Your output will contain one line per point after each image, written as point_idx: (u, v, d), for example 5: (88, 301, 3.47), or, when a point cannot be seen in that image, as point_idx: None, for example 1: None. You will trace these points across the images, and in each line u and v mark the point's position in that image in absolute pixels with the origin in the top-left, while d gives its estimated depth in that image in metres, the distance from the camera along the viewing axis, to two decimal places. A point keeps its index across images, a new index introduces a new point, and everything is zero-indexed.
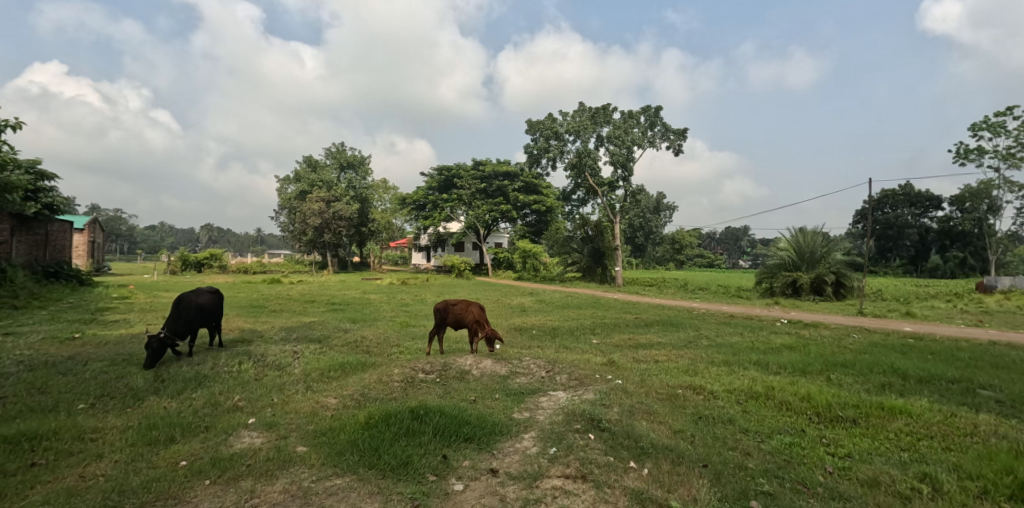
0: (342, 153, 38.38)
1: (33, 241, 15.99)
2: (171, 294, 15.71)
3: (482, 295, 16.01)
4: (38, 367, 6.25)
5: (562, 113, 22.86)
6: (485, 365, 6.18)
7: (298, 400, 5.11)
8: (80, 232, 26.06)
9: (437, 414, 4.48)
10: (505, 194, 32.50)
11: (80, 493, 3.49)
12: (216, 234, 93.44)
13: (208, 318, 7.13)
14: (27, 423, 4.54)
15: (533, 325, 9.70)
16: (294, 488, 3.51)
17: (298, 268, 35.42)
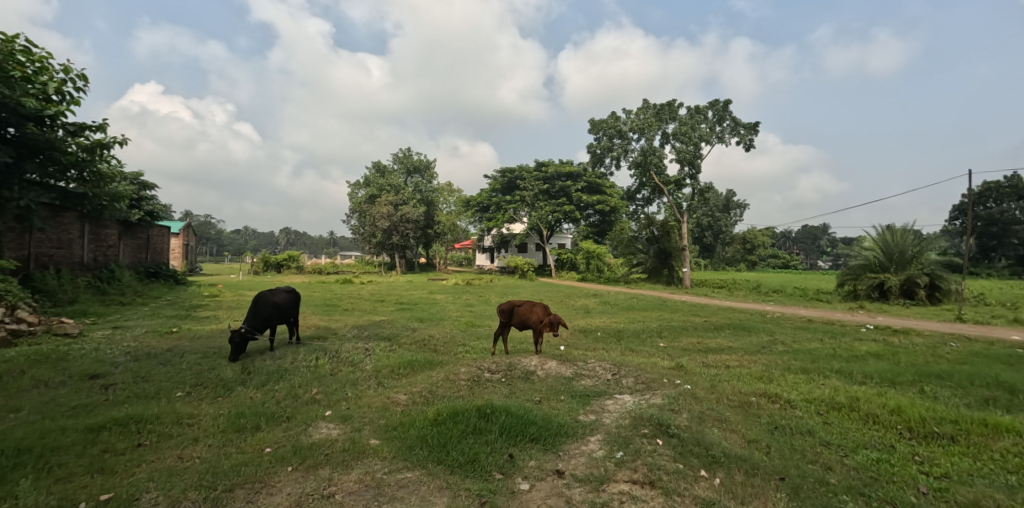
0: (408, 157, 39.80)
1: (139, 244, 17.75)
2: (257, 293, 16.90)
3: (547, 297, 16.04)
4: (142, 358, 6.92)
5: (625, 111, 22.42)
6: (550, 366, 6.15)
7: (370, 395, 5.31)
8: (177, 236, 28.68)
9: (503, 414, 4.51)
10: (568, 194, 32.26)
11: (179, 473, 3.82)
12: (294, 238, 99.59)
13: (285, 314, 7.56)
14: (134, 408, 5.04)
15: (598, 326, 9.55)
16: (368, 479, 3.65)
17: (367, 268, 37.05)
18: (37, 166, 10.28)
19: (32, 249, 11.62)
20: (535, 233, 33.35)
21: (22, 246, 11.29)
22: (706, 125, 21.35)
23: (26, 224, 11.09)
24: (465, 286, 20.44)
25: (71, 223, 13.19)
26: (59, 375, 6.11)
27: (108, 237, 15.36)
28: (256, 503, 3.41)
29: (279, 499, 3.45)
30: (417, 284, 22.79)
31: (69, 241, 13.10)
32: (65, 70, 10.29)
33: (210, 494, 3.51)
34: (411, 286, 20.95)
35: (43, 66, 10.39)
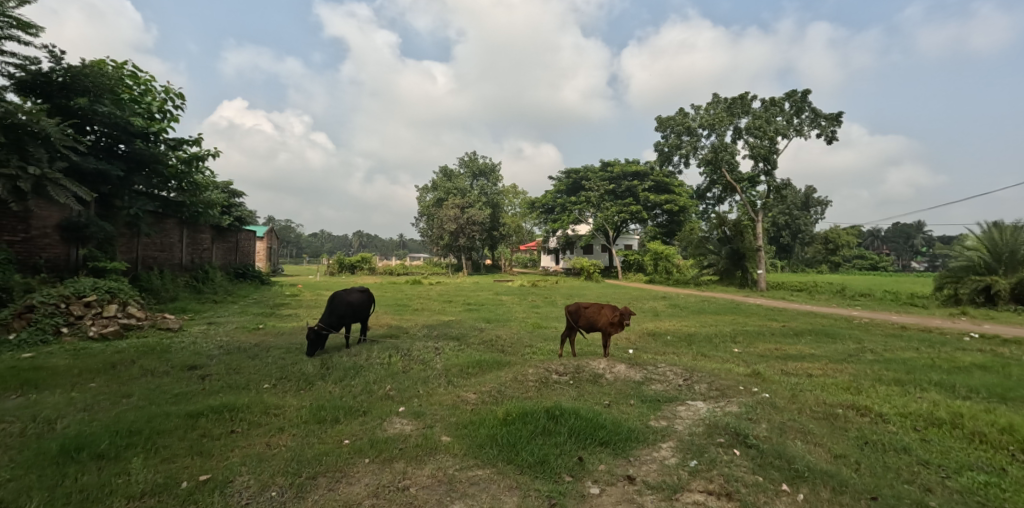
0: (473, 161, 40.66)
1: (229, 247, 19.25)
2: None
3: (616, 299, 15.78)
4: (233, 351, 7.50)
5: (695, 107, 21.65)
6: (619, 370, 6.04)
7: (440, 393, 5.45)
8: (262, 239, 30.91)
9: (572, 416, 4.48)
10: (635, 194, 31.56)
11: (268, 459, 4.11)
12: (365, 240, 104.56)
13: (359, 313, 7.91)
14: (227, 397, 5.47)
15: (668, 330, 9.27)
16: (440, 474, 3.75)
17: (435, 270, 38.13)
18: (144, 178, 11.44)
19: (140, 252, 12.92)
20: (600, 234, 32.93)
21: (132, 250, 12.58)
22: (783, 118, 20.19)
23: (135, 230, 12.35)
24: (532, 288, 20.49)
25: (172, 228, 14.54)
26: (164, 365, 6.75)
27: (203, 241, 16.78)
28: (337, 491, 3.59)
29: (358, 488, 3.61)
30: (484, 283, 24.26)
31: (170, 244, 14.44)
32: (165, 91, 11.43)
33: (295, 480, 3.75)
34: (479, 287, 21.37)
35: (147, 88, 11.59)
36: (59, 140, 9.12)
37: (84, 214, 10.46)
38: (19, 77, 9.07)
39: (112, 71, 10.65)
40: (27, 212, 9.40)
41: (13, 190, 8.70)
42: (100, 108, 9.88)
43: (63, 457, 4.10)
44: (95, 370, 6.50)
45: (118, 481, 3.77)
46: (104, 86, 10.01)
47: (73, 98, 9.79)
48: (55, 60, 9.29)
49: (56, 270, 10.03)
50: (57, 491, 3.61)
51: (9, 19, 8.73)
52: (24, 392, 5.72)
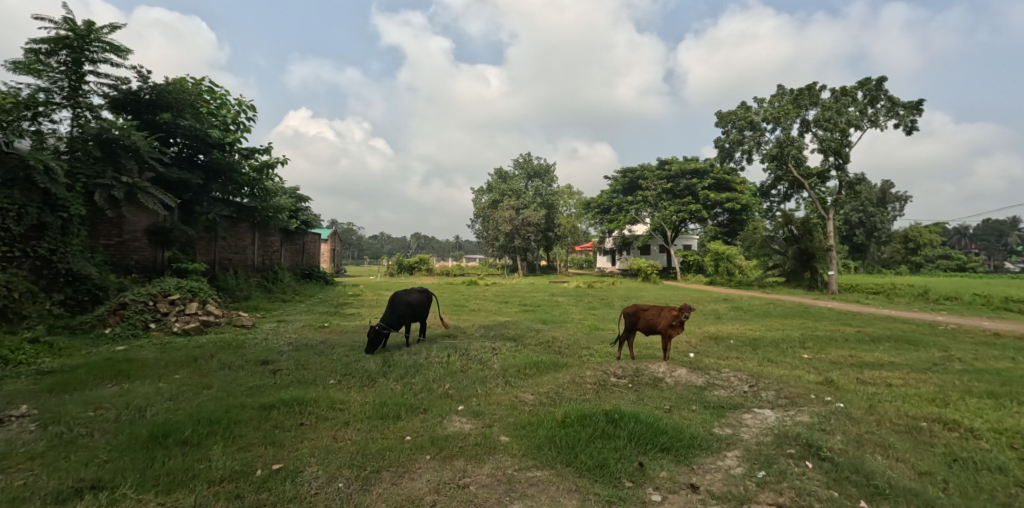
0: (528, 162, 40.93)
1: (297, 249, 20.29)
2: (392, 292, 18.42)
3: (676, 301, 15.38)
4: (302, 348, 7.90)
5: (758, 100, 20.70)
6: (679, 374, 5.88)
7: (498, 393, 5.50)
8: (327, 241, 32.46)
9: (632, 421, 4.39)
10: (694, 193, 30.58)
11: (335, 452, 4.30)
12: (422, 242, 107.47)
13: (418, 313, 8.12)
14: (297, 391, 5.78)
15: (732, 333, 8.91)
16: (499, 474, 3.79)
17: (491, 271, 38.58)
18: (221, 185, 12.28)
19: (217, 254, 13.87)
20: (657, 234, 32.17)
21: (211, 252, 13.53)
22: (855, 108, 18.95)
23: (213, 233, 13.28)
24: (588, 289, 20.32)
25: (246, 232, 15.51)
26: (240, 360, 7.22)
27: (273, 243, 17.80)
28: (400, 486, 3.71)
29: (420, 484, 3.72)
30: (540, 283, 25.36)
31: (244, 246, 15.41)
32: (238, 103, 12.21)
33: (360, 473, 3.90)
34: (534, 288, 21.41)
35: (223, 102, 12.42)
36: (147, 151, 9.95)
37: (169, 219, 11.36)
38: (112, 96, 9.98)
39: (192, 87, 11.50)
40: (121, 218, 10.32)
41: (108, 198, 9.58)
42: (182, 122, 10.69)
43: (153, 442, 4.47)
44: (179, 363, 7.04)
45: (200, 466, 4.07)
46: (185, 101, 10.81)
47: (159, 113, 10.65)
48: (142, 79, 10.15)
49: (145, 270, 10.95)
50: (148, 473, 3.95)
51: (103, 44, 9.63)
52: (120, 382, 6.29)
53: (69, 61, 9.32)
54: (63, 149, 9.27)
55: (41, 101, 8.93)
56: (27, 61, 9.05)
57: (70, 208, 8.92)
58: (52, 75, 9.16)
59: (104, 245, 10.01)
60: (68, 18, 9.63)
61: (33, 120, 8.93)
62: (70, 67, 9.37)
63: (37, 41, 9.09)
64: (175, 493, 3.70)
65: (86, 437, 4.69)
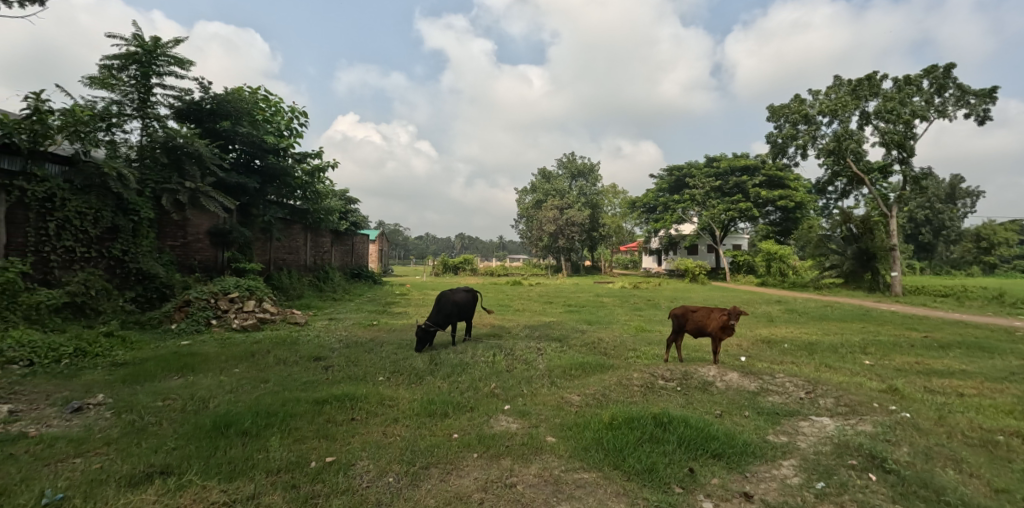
0: (572, 161, 40.77)
1: (346, 250, 20.96)
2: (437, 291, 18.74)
3: (728, 303, 14.91)
4: (352, 345, 8.15)
5: (813, 92, 19.80)
6: (731, 378, 5.70)
7: (544, 394, 5.50)
8: (375, 242, 33.43)
9: (681, 425, 4.30)
10: (744, 191, 29.56)
11: (385, 447, 4.43)
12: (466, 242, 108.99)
13: (464, 312, 8.22)
14: (349, 387, 5.98)
15: (786, 337, 8.57)
16: (546, 474, 3.79)
17: (535, 271, 38.67)
18: (275, 188, 12.85)
19: (273, 254, 14.51)
20: (706, 233, 31.33)
21: (267, 252, 14.16)
22: (920, 98, 17.83)
23: (268, 235, 13.90)
24: (635, 290, 20.05)
25: (299, 233, 16.14)
26: (294, 356, 7.54)
27: (324, 244, 18.45)
28: (448, 483, 3.77)
29: (468, 482, 3.77)
30: (586, 284, 25.39)
31: (297, 247, 16.05)
32: (291, 110, 12.73)
33: (410, 469, 3.99)
34: (577, 288, 21.26)
35: (277, 109, 12.96)
36: (208, 158, 10.53)
37: (228, 221, 11.98)
38: (177, 106, 10.63)
39: (248, 95, 12.06)
40: (185, 220, 10.96)
41: (174, 202, 10.20)
42: (240, 129, 11.26)
43: (216, 432, 4.73)
44: (239, 358, 7.43)
45: (259, 456, 4.28)
46: (242, 109, 11.36)
47: (219, 121, 11.26)
48: (204, 90, 10.75)
49: (206, 270, 11.60)
50: (212, 461, 4.18)
51: (169, 58, 10.24)
52: (185, 374, 6.69)
53: (138, 75, 9.98)
54: (133, 157, 9.95)
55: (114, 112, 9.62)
56: (102, 76, 9.77)
57: (140, 212, 9.58)
58: (123, 89, 9.85)
59: (170, 246, 10.65)
60: (138, 34, 10.31)
61: (107, 131, 9.62)
62: (139, 80, 10.03)
63: (111, 58, 9.80)
64: (237, 481, 3.90)
65: (155, 425, 5.01)
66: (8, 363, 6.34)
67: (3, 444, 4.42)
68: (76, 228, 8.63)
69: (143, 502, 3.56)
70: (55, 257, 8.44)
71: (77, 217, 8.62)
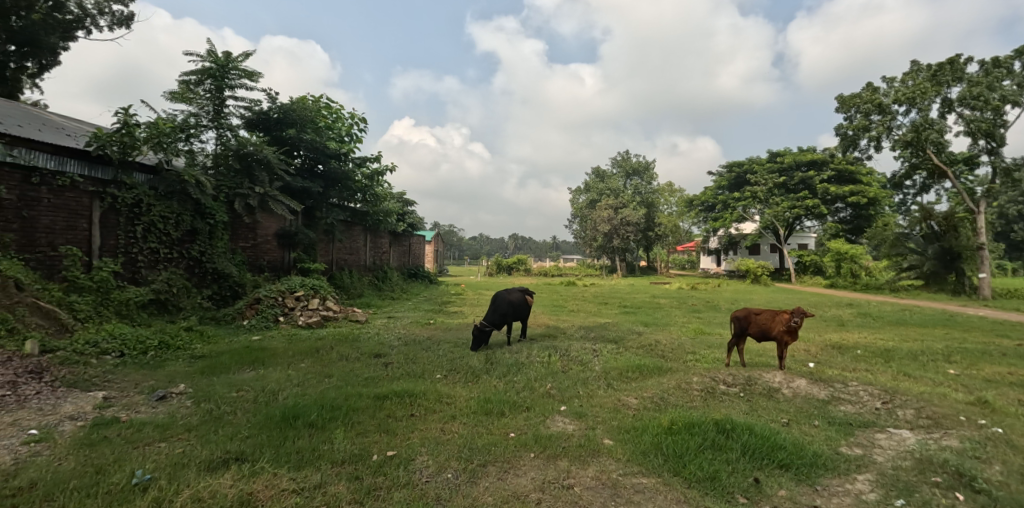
0: (627, 159, 40.16)
1: (404, 251, 21.59)
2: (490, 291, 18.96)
3: (796, 305, 14.21)
4: (409, 344, 8.39)
5: (887, 80, 18.50)
6: (798, 385, 5.45)
7: (601, 396, 5.46)
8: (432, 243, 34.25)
9: (745, 432, 4.17)
10: (810, 187, 28.01)
11: (444, 443, 4.54)
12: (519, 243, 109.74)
13: (519, 312, 8.28)
14: (408, 384, 6.17)
15: (859, 343, 8.06)
16: (604, 477, 3.77)
17: (589, 271, 38.41)
18: (337, 192, 13.42)
19: (335, 255, 15.16)
20: (769, 232, 30.00)
21: (329, 253, 14.81)
22: (1012, 81, 16.29)
23: (331, 236, 14.53)
24: (694, 292, 19.49)
25: (359, 234, 16.78)
26: (356, 352, 7.86)
27: (383, 245, 19.09)
28: (505, 481, 3.83)
29: (525, 481, 3.81)
30: (641, 283, 26.15)
31: (357, 248, 16.68)
32: (352, 116, 13.24)
33: (468, 466, 4.08)
34: (632, 289, 20.92)
35: (338, 116, 13.52)
36: (275, 164, 11.15)
37: (293, 223, 12.63)
38: (247, 116, 11.32)
39: (312, 104, 12.67)
40: (255, 223, 11.65)
41: (245, 206, 10.86)
42: (304, 136, 11.86)
43: (285, 423, 5.01)
44: (305, 353, 7.83)
45: (325, 447, 4.51)
46: (306, 117, 11.96)
47: (285, 129, 11.90)
48: (271, 100, 11.39)
49: (274, 269, 12.29)
50: (282, 450, 4.44)
51: (239, 71, 10.91)
52: (257, 368, 7.13)
53: (213, 89, 10.72)
54: (209, 164, 10.68)
55: (192, 124, 10.37)
56: (181, 90, 10.55)
57: (215, 215, 10.29)
58: (200, 102, 10.60)
59: (243, 247, 11.36)
60: (212, 50, 11.07)
61: (186, 141, 10.38)
62: (214, 93, 10.76)
63: (189, 73, 10.57)
64: (304, 470, 4.12)
65: (231, 415, 5.38)
66: (103, 354, 6.96)
67: (99, 427, 4.87)
68: (160, 231, 9.42)
69: (221, 485, 3.81)
70: (142, 257, 9.22)
71: (160, 221, 9.40)
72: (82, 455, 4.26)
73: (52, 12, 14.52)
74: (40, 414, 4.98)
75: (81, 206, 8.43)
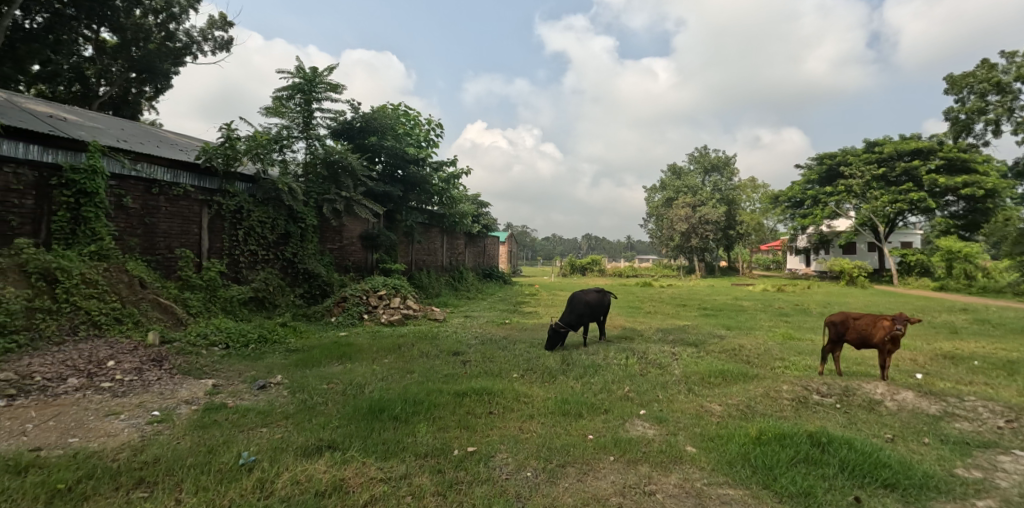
0: (704, 155, 38.57)
1: (478, 251, 22.10)
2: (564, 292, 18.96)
3: (902, 310, 13.01)
4: (486, 342, 8.62)
5: (1008, 54, 16.42)
6: (903, 398, 5.05)
7: (681, 401, 5.35)
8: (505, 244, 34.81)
9: (843, 447, 3.94)
10: (914, 178, 25.47)
11: (523, 442, 4.66)
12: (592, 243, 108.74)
13: (596, 313, 8.25)
14: (486, 382, 6.36)
15: (978, 353, 7.26)
16: (688, 486, 3.71)
17: (666, 272, 37.32)
18: (416, 196, 14.00)
19: (414, 256, 15.83)
20: (867, 229, 27.70)
21: (408, 253, 15.49)
22: None
23: (410, 238, 15.19)
24: (780, 294, 18.43)
25: (436, 236, 17.40)
26: (436, 350, 8.19)
27: (458, 246, 19.67)
28: (585, 483, 3.87)
29: (605, 484, 3.83)
30: (720, 283, 26.29)
31: (434, 249, 17.31)
32: (428, 122, 13.76)
33: (547, 466, 4.16)
34: (713, 291, 20.09)
35: (416, 122, 14.10)
36: (359, 170, 11.83)
37: (375, 226, 13.33)
38: (333, 126, 12.09)
39: (391, 112, 13.29)
40: (341, 226, 12.45)
41: (332, 210, 11.63)
42: (384, 143, 12.49)
43: (372, 415, 5.35)
44: (389, 349, 8.28)
45: (408, 440, 4.76)
46: (386, 125, 12.59)
47: (367, 137, 12.60)
48: (354, 110, 12.09)
49: (359, 270, 13.07)
50: (369, 440, 4.75)
51: (326, 84, 11.68)
52: (345, 362, 7.63)
53: (302, 102, 11.53)
54: (300, 172, 11.52)
55: (284, 135, 11.23)
56: (275, 105, 11.45)
57: (306, 220, 11.10)
58: (291, 115, 11.44)
59: (330, 249, 12.17)
60: (301, 66, 11.92)
61: (280, 151, 11.25)
62: (303, 106, 11.59)
63: (281, 90, 11.45)
64: (390, 460, 4.39)
65: (323, 405, 5.81)
66: (211, 345, 7.75)
67: (210, 411, 5.44)
68: (258, 235, 10.32)
69: (317, 470, 4.14)
70: (243, 259, 10.14)
71: (259, 225, 10.29)
72: (197, 436, 4.79)
73: (165, 42, 16.26)
74: (162, 398, 5.65)
75: (192, 213, 9.41)
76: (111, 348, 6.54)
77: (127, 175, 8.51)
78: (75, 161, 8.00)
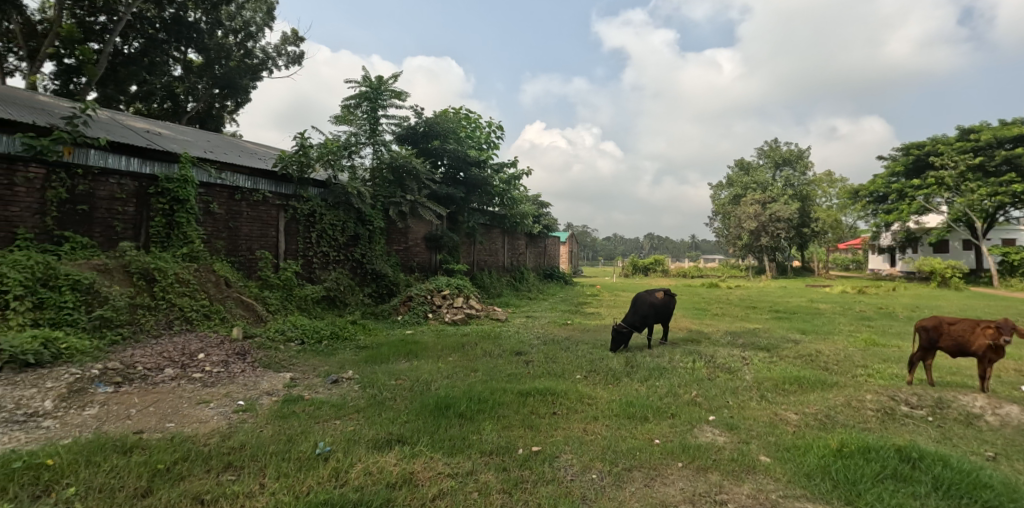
0: (775, 149, 36.56)
1: (538, 251, 22.17)
2: (626, 293, 18.66)
3: (1008, 316, 11.79)
4: (549, 343, 8.68)
5: None
6: (1006, 411, 4.64)
7: (754, 408, 5.17)
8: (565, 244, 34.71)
9: (936, 465, 3.69)
10: (1018, 166, 22.97)
11: (587, 444, 4.69)
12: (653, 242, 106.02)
13: (660, 314, 8.11)
14: (548, 382, 6.43)
15: None
16: (761, 497, 3.61)
17: (734, 272, 35.75)
18: (477, 197, 14.28)
19: (475, 256, 16.14)
20: (961, 224, 25.33)
21: (470, 254, 15.81)
22: None
23: (470, 238, 15.50)
24: (861, 295, 17.23)
25: (497, 237, 17.63)
26: (499, 349, 8.36)
27: (519, 246, 19.83)
28: (653, 489, 3.85)
29: (673, 491, 3.80)
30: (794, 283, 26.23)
31: (495, 249, 17.55)
32: (489, 124, 13.98)
33: (613, 468, 4.17)
34: (786, 292, 19.08)
35: (477, 125, 14.36)
36: (422, 173, 12.23)
37: (438, 227, 13.73)
38: (398, 131, 12.55)
39: (452, 115, 13.62)
40: (406, 228, 12.93)
41: (398, 213, 12.10)
42: (447, 146, 12.83)
43: (438, 412, 5.55)
44: (453, 348, 8.54)
45: (474, 437, 4.92)
46: (448, 129, 12.93)
47: (430, 141, 13.00)
48: (417, 115, 12.49)
49: (423, 270, 13.51)
50: (437, 436, 4.94)
51: (391, 91, 12.14)
52: (412, 359, 7.94)
53: (369, 110, 12.06)
54: (367, 177, 12.06)
55: (353, 142, 11.78)
56: (344, 113, 12.04)
57: (373, 222, 11.62)
58: (359, 122, 11.97)
59: (396, 250, 12.67)
60: (367, 75, 12.45)
61: (349, 157, 11.83)
62: (370, 113, 12.11)
63: (349, 98, 12.02)
64: (457, 456, 4.55)
65: (392, 401, 6.10)
66: (289, 340, 8.31)
67: (289, 403, 5.86)
68: (330, 237, 10.92)
69: (388, 463, 4.38)
70: (316, 259, 10.78)
71: (330, 228, 10.89)
72: (277, 426, 5.18)
73: (244, 59, 17.49)
74: (245, 389, 6.14)
75: (270, 217, 10.10)
76: (201, 342, 7.18)
77: (213, 183, 9.26)
78: (169, 171, 8.74)
